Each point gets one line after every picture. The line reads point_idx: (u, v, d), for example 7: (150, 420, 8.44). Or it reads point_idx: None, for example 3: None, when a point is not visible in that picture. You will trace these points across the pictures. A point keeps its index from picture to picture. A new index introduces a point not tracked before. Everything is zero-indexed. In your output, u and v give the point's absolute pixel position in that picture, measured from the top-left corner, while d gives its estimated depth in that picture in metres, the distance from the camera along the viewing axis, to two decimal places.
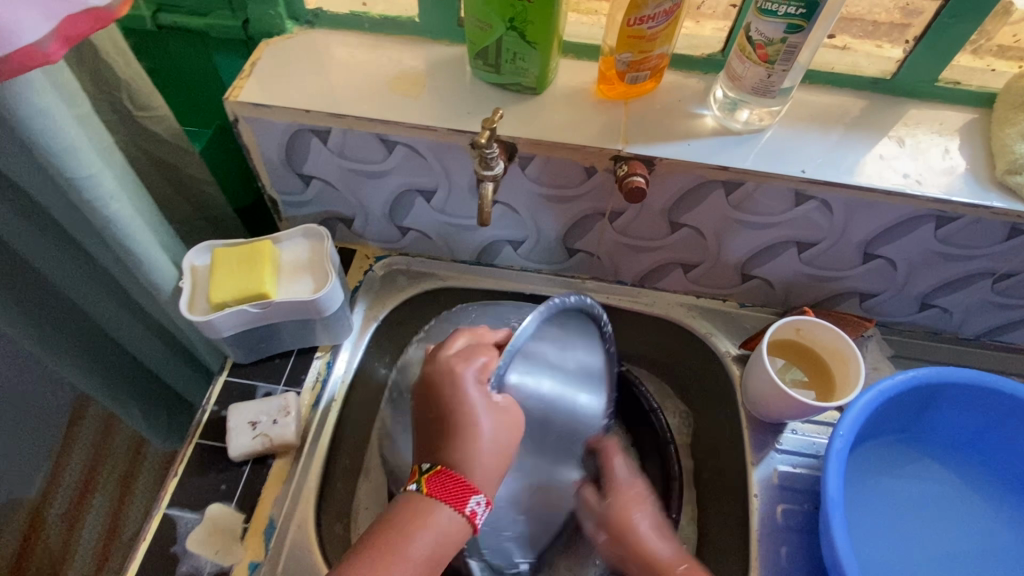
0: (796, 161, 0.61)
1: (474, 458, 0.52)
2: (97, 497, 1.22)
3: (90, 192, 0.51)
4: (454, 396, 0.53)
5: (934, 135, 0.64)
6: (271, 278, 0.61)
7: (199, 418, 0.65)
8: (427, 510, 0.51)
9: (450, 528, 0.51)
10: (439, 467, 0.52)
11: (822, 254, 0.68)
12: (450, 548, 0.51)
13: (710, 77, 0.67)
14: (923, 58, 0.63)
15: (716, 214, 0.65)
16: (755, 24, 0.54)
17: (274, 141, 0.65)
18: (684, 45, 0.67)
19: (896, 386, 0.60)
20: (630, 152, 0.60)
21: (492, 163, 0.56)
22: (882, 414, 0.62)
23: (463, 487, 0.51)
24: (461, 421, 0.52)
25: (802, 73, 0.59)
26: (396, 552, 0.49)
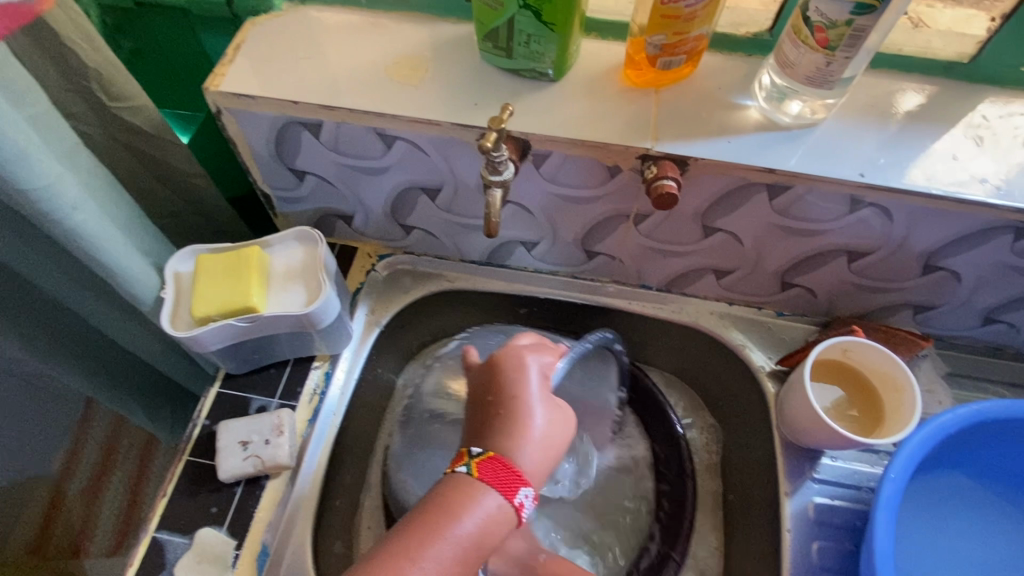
0: (854, 163, 0.52)
1: (532, 445, 0.49)
2: (115, 476, 1.18)
3: (47, 203, 0.46)
4: (519, 378, 0.52)
5: (1018, 130, 0.55)
6: (260, 289, 0.56)
7: (190, 433, 0.61)
8: (475, 494, 0.46)
9: (496, 517, 0.45)
10: (492, 452, 0.48)
11: (875, 264, 0.60)
12: (492, 541, 0.45)
13: (755, 60, 0.58)
14: (1011, 40, 0.53)
15: (757, 218, 0.58)
16: (814, 2, 0.46)
17: (262, 135, 0.59)
18: (726, 23, 0.58)
19: (958, 422, 0.53)
20: (661, 151, 0.53)
21: (501, 167, 0.49)
22: (940, 451, 0.55)
23: (516, 475, 0.47)
24: (524, 405, 0.50)
25: (867, 61, 0.50)
26: (439, 535, 0.44)
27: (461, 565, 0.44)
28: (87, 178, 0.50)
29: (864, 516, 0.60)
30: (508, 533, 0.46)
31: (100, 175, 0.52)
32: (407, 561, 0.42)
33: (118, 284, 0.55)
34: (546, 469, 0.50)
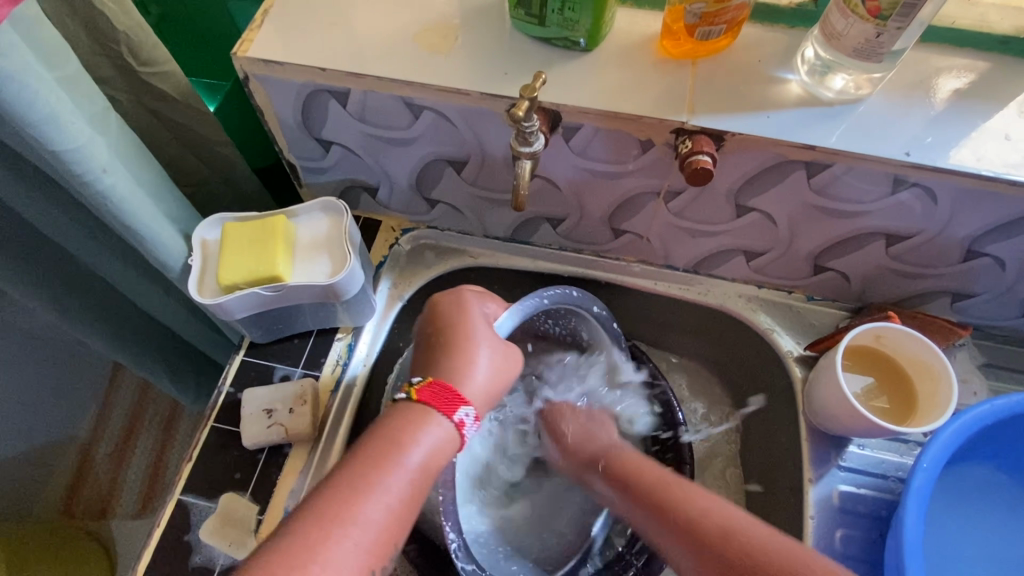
0: (898, 141, 0.50)
1: (474, 373, 0.52)
2: (142, 438, 1.22)
3: (78, 165, 0.46)
4: (459, 311, 0.54)
5: None
6: (285, 258, 0.56)
7: (215, 400, 0.62)
8: (420, 417, 0.48)
9: (440, 438, 0.48)
10: (431, 378, 0.50)
11: (914, 248, 0.58)
12: (439, 461, 0.47)
13: (798, 33, 0.56)
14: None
15: (792, 197, 0.56)
16: None
17: (289, 103, 0.59)
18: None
19: (995, 412, 0.51)
20: (696, 125, 0.51)
21: (531, 138, 0.48)
22: (973, 441, 0.54)
23: (457, 395, 0.50)
24: (464, 339, 0.53)
25: (919, 33, 0.47)
26: (392, 458, 0.45)
27: (416, 484, 0.46)
28: (116, 141, 0.50)
29: (891, 505, 0.58)
30: (453, 452, 0.49)
31: (129, 140, 0.52)
32: (362, 487, 0.43)
33: (146, 249, 0.55)
34: (487, 399, 0.53)
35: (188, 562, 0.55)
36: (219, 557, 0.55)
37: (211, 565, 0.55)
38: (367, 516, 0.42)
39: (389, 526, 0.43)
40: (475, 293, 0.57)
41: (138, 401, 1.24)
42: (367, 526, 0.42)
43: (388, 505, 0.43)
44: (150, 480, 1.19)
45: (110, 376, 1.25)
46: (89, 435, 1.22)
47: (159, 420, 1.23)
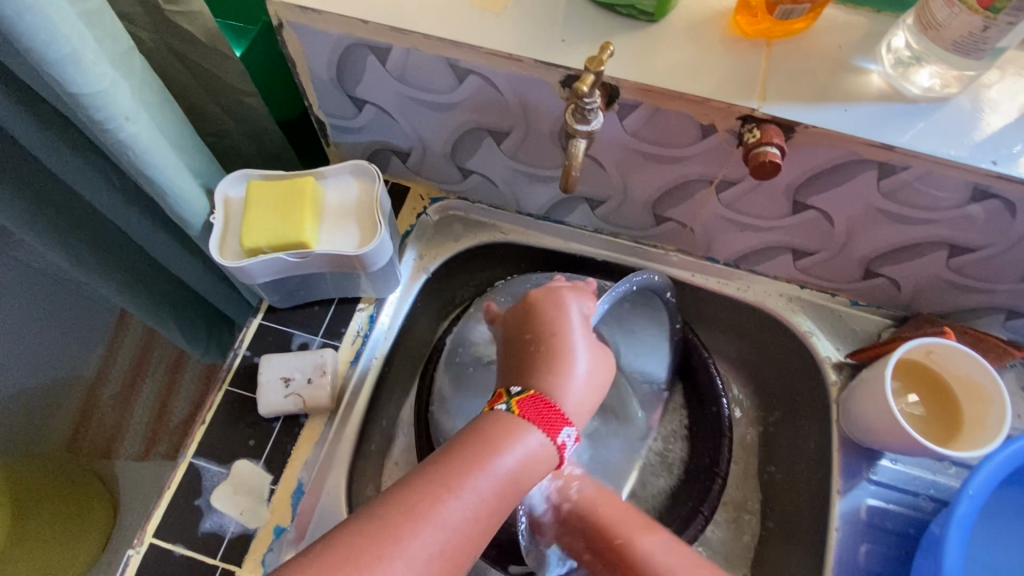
0: (985, 149, 0.46)
1: (578, 395, 0.47)
2: (146, 385, 1.20)
3: (99, 111, 0.42)
4: (558, 315, 0.50)
5: None
6: (312, 224, 0.53)
7: (231, 362, 0.60)
8: (519, 430, 0.44)
9: (536, 454, 0.44)
10: (533, 391, 0.46)
11: (978, 262, 0.55)
12: (534, 476, 0.43)
13: (883, 19, 0.51)
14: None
15: (856, 198, 0.52)
16: None
17: (324, 55, 0.54)
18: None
19: None
20: (767, 113, 0.47)
21: (590, 116, 0.44)
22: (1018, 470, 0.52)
23: (558, 414, 0.45)
24: (567, 351, 0.48)
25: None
26: (482, 465, 0.41)
27: (503, 495, 0.42)
28: (140, 86, 0.46)
29: (919, 523, 0.57)
30: (548, 469, 0.45)
31: (154, 86, 0.48)
32: (447, 487, 0.40)
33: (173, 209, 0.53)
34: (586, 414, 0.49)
35: (199, 526, 0.54)
36: (230, 524, 0.54)
37: (222, 531, 0.54)
38: (447, 518, 0.39)
39: (469, 535, 0.40)
40: (577, 299, 0.52)
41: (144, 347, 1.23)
42: (448, 529, 0.39)
43: (471, 510, 0.40)
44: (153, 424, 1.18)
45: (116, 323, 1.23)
46: (94, 374, 1.21)
47: (165, 364, 1.21)
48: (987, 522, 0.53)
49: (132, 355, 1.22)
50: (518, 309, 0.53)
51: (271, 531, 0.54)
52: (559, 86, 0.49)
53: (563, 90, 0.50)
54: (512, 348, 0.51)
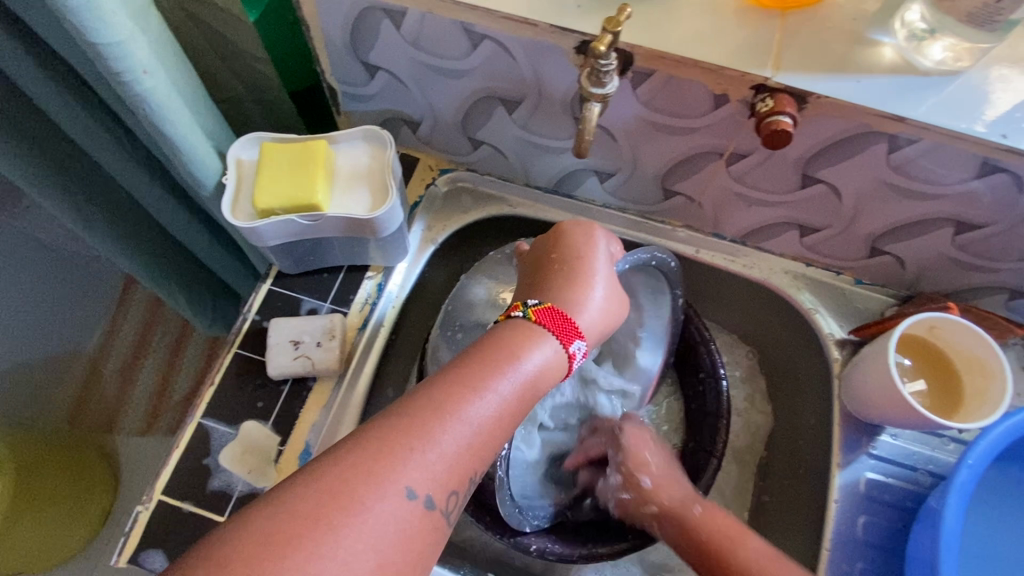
0: (996, 123, 0.46)
1: (592, 312, 0.50)
2: (149, 361, 1.22)
3: (118, 62, 0.42)
4: (585, 242, 0.52)
5: None
6: (325, 187, 0.53)
7: (240, 325, 0.60)
8: (536, 337, 0.46)
9: (553, 361, 0.46)
10: (550, 303, 0.48)
11: (984, 239, 0.55)
12: (547, 383, 0.45)
13: None
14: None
15: (865, 173, 0.53)
16: None
17: (338, 18, 0.54)
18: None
19: None
20: (780, 83, 0.47)
21: (605, 79, 0.45)
22: (1012, 444, 0.52)
23: (572, 325, 0.48)
24: (587, 272, 0.51)
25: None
26: (506, 366, 0.43)
27: (523, 395, 0.43)
28: (157, 41, 0.46)
29: (917, 497, 0.58)
30: (558, 379, 0.47)
31: (171, 42, 0.48)
32: (471, 386, 0.41)
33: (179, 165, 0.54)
34: (596, 335, 0.51)
35: (207, 485, 0.54)
36: (238, 483, 0.54)
37: (230, 490, 0.54)
38: (473, 416, 0.40)
39: (492, 434, 0.41)
40: (604, 230, 0.54)
41: (147, 324, 1.23)
42: (472, 426, 0.40)
43: (494, 411, 0.41)
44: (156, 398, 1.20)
45: (120, 297, 1.24)
46: (96, 349, 1.22)
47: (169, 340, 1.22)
48: (984, 497, 0.54)
49: (136, 331, 1.23)
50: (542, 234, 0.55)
51: None
52: (574, 51, 0.49)
53: (577, 57, 0.50)
54: (535, 268, 0.53)
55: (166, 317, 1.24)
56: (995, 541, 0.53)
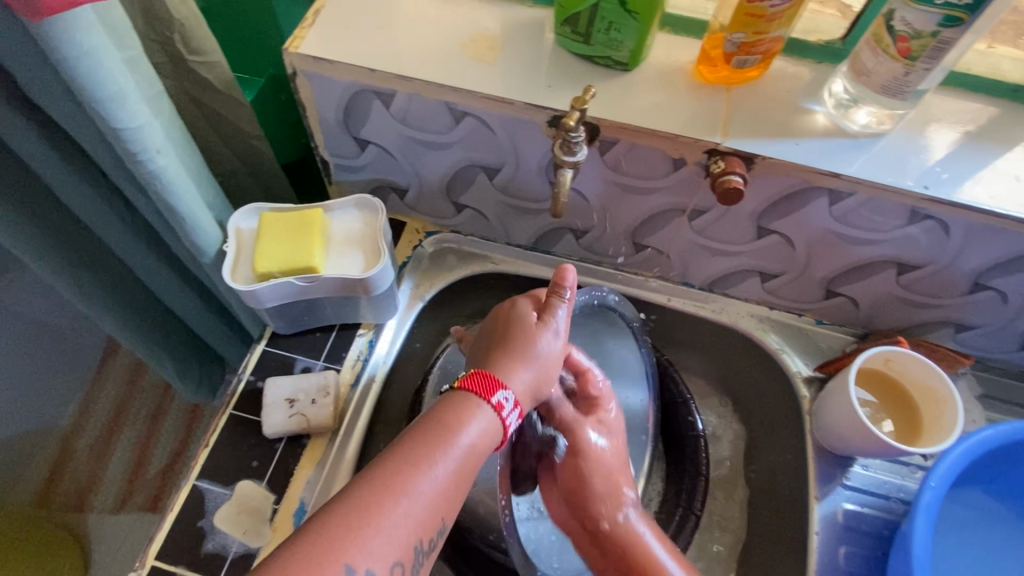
0: (918, 176, 0.53)
1: (525, 367, 0.50)
2: (125, 434, 1.20)
3: (135, 144, 0.46)
4: (514, 311, 0.54)
5: None
6: (321, 251, 0.57)
7: (234, 387, 0.62)
8: (460, 398, 0.47)
9: (483, 419, 0.46)
10: (475, 367, 0.49)
11: (923, 279, 0.61)
12: (484, 443, 0.45)
13: (825, 68, 0.59)
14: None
15: (813, 223, 0.58)
16: (901, 11, 0.47)
17: (333, 100, 0.60)
18: (799, 29, 0.59)
19: (996, 437, 0.54)
20: (729, 147, 0.53)
21: (575, 148, 0.51)
22: (970, 467, 0.56)
23: (495, 378, 0.48)
24: (514, 332, 0.52)
25: (943, 77, 0.51)
26: (434, 432, 0.44)
27: (459, 468, 0.43)
28: (168, 122, 0.50)
29: (892, 525, 0.60)
30: (497, 437, 0.47)
31: (179, 124, 0.53)
32: (404, 460, 0.42)
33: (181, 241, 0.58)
34: (536, 392, 0.51)
35: (201, 547, 0.55)
36: (233, 544, 0.55)
37: (224, 552, 0.55)
38: (408, 489, 0.41)
39: (430, 503, 0.41)
40: (538, 297, 0.56)
41: (123, 397, 1.23)
42: (407, 497, 0.40)
43: (430, 481, 0.42)
44: (130, 476, 1.16)
45: (98, 369, 1.25)
46: (70, 424, 1.21)
47: (146, 414, 1.21)
48: (954, 522, 0.57)
49: (114, 400, 1.23)
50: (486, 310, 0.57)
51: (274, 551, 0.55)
52: (546, 126, 0.55)
53: (550, 130, 0.56)
54: (476, 339, 0.55)
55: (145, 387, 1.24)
56: (964, 565, 0.56)
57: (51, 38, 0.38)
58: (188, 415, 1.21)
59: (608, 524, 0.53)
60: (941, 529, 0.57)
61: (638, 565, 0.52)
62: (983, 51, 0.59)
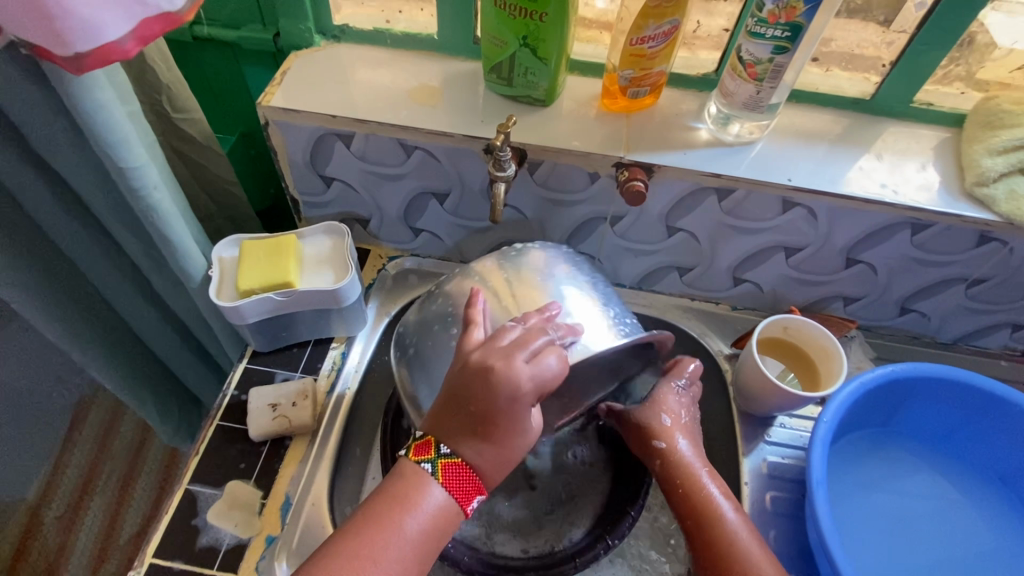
0: (784, 171, 0.66)
1: (497, 463, 0.53)
2: (95, 501, 1.27)
3: (137, 181, 0.56)
4: (506, 398, 0.51)
5: (909, 150, 0.69)
6: (295, 269, 0.66)
7: (220, 401, 0.69)
8: (432, 492, 0.53)
9: (446, 513, 0.53)
10: (459, 459, 0.53)
11: (808, 259, 0.73)
12: (443, 531, 0.53)
13: (703, 94, 0.73)
14: (904, 79, 0.69)
15: (709, 219, 0.71)
16: (745, 45, 0.61)
17: (301, 144, 0.71)
18: (681, 65, 0.73)
19: (875, 379, 0.66)
20: (632, 159, 0.66)
21: (505, 165, 0.62)
22: (858, 405, 0.68)
23: (473, 483, 0.53)
24: (503, 428, 0.52)
25: (789, 92, 0.65)
26: (399, 536, 0.51)
27: (413, 555, 0.51)
28: (162, 166, 0.60)
29: None
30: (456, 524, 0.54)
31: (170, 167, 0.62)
32: (369, 557, 0.50)
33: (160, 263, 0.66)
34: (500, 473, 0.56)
35: (196, 543, 0.61)
36: (225, 537, 0.61)
37: (218, 545, 0.61)
38: None
39: None
40: (530, 390, 0.52)
41: (93, 461, 1.30)
42: None
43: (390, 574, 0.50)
44: (101, 542, 1.23)
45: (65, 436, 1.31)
46: (37, 497, 1.26)
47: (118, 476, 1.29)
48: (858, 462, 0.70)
49: (82, 470, 1.29)
50: (472, 367, 0.53)
51: (263, 540, 0.61)
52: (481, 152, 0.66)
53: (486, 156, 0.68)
54: (455, 396, 0.53)
55: (113, 455, 1.31)
56: (870, 498, 0.67)
57: (74, 92, 0.47)
58: (158, 481, 1.30)
59: (682, 487, 0.63)
60: (849, 470, 0.69)
61: (704, 515, 0.61)
62: (822, 72, 0.73)
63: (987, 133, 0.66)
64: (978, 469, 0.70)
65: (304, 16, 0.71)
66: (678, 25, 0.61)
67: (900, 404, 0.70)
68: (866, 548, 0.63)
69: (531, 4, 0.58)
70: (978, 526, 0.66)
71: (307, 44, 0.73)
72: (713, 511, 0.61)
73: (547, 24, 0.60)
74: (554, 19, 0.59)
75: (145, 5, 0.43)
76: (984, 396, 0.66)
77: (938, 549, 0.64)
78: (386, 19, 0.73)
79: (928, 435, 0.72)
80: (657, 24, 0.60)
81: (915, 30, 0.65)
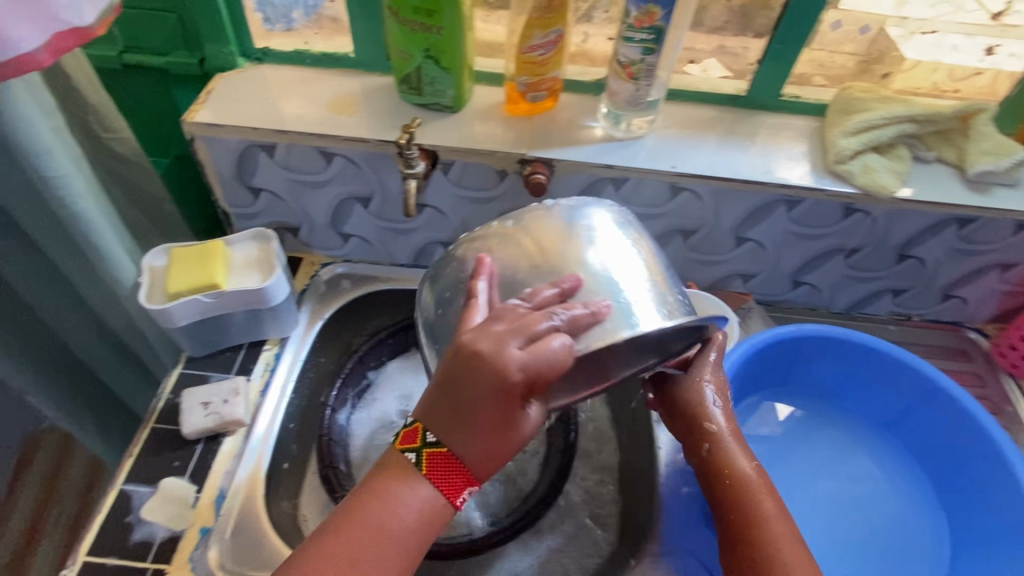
0: (671, 160, 0.77)
1: (487, 452, 0.53)
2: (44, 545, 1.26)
3: (63, 190, 0.61)
4: (486, 383, 0.51)
5: (777, 140, 0.82)
6: (222, 272, 0.70)
7: (155, 405, 0.74)
8: (407, 487, 0.54)
9: (433, 510, 0.54)
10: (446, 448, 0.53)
11: (704, 239, 0.86)
12: (432, 524, 0.54)
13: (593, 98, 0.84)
14: (768, 76, 0.84)
15: (610, 209, 0.80)
16: (621, 49, 0.72)
17: (226, 157, 0.76)
18: (576, 75, 0.84)
19: (765, 339, 0.81)
20: (533, 155, 0.74)
21: (414, 163, 0.70)
22: (755, 364, 0.83)
23: (464, 474, 0.53)
24: (493, 418, 0.52)
25: (664, 89, 0.77)
26: (380, 538, 0.52)
27: (417, 542, 0.53)
28: (91, 178, 0.66)
29: None
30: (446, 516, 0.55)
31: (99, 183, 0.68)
32: (349, 560, 0.51)
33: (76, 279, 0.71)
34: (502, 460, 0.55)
35: (130, 539, 0.65)
36: (159, 531, 0.66)
37: (151, 538, 0.65)
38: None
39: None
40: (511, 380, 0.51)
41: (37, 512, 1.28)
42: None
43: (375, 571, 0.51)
44: None
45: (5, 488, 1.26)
46: None
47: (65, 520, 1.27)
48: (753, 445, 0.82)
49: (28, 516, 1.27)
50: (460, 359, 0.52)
51: (198, 531, 0.66)
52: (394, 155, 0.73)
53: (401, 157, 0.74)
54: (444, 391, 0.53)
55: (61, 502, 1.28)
56: (787, 453, 0.83)
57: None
58: None
59: (730, 477, 0.65)
60: (776, 438, 0.85)
61: (744, 494, 0.63)
62: (699, 69, 0.88)
63: (845, 118, 0.80)
64: (869, 420, 0.87)
65: (236, 40, 0.81)
66: (563, 34, 0.73)
67: (796, 395, 0.82)
68: (813, 517, 0.77)
69: (429, 19, 0.67)
70: (876, 474, 0.82)
71: (230, 65, 0.82)
72: (751, 496, 0.63)
73: (446, 36, 0.69)
74: (450, 35, 0.68)
75: (58, 22, 0.50)
76: (868, 352, 0.83)
77: (854, 506, 0.79)
78: (305, 41, 0.82)
79: (817, 390, 0.89)
80: (542, 34, 0.71)
81: (772, 32, 0.80)
